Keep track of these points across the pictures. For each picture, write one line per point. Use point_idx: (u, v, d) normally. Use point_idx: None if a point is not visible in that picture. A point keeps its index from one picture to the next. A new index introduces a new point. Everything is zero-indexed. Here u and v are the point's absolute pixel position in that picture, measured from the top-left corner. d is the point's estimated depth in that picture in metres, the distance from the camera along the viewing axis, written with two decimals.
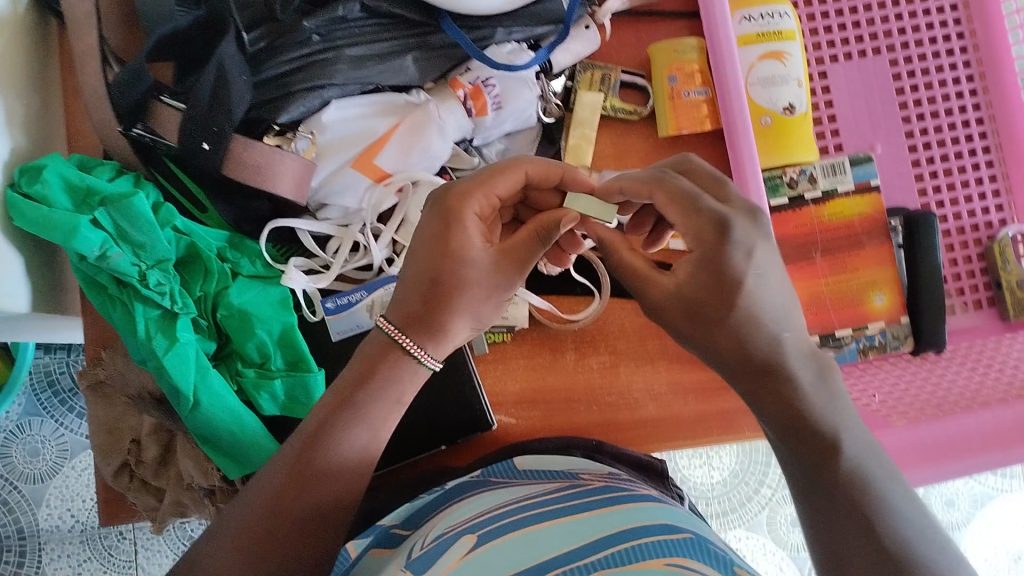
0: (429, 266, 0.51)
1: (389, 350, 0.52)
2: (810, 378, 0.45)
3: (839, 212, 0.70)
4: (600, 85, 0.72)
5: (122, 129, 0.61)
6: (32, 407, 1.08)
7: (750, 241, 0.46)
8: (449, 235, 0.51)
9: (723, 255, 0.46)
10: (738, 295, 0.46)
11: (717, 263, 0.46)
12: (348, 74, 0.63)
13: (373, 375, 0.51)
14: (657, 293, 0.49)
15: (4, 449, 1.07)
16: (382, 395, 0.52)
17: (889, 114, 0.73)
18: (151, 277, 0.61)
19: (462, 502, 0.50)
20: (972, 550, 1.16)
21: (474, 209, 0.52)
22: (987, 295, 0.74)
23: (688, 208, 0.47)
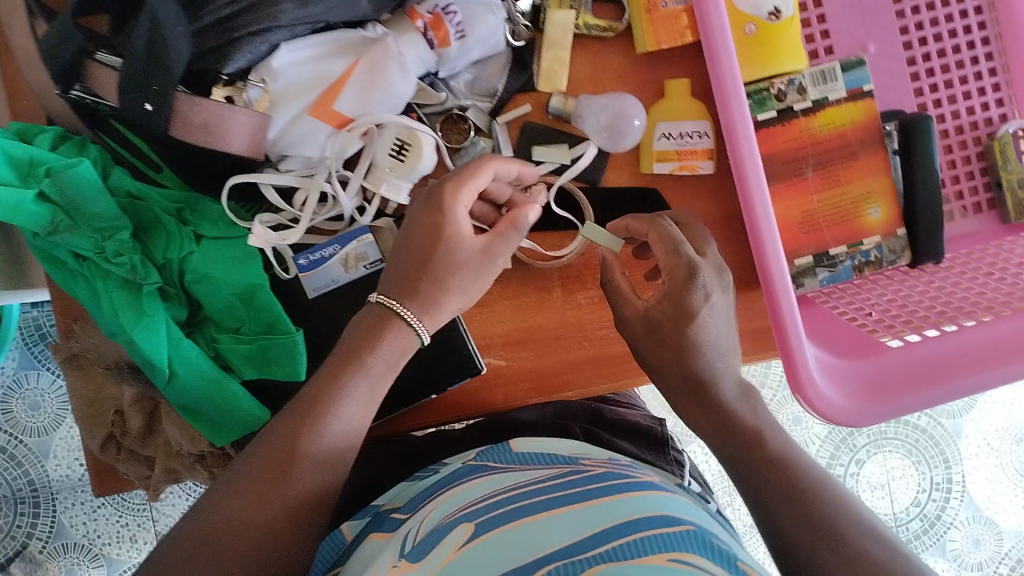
0: (424, 248, 0.55)
1: (385, 320, 0.54)
2: (736, 397, 0.54)
3: (831, 121, 0.66)
4: (571, 2, 0.66)
5: (60, 93, 0.56)
6: (27, 361, 1.07)
7: (711, 288, 0.54)
8: (440, 224, 0.54)
9: (687, 293, 0.53)
10: (690, 323, 0.53)
11: (678, 296, 0.54)
12: (294, 14, 0.58)
13: (377, 344, 0.54)
14: (630, 310, 0.57)
15: (4, 404, 1.06)
16: (384, 363, 0.54)
17: (882, 9, 0.69)
18: (109, 248, 0.58)
19: (459, 488, 0.49)
20: (973, 436, 1.18)
21: (463, 200, 0.55)
22: (987, 198, 0.71)
23: (670, 248, 0.55)
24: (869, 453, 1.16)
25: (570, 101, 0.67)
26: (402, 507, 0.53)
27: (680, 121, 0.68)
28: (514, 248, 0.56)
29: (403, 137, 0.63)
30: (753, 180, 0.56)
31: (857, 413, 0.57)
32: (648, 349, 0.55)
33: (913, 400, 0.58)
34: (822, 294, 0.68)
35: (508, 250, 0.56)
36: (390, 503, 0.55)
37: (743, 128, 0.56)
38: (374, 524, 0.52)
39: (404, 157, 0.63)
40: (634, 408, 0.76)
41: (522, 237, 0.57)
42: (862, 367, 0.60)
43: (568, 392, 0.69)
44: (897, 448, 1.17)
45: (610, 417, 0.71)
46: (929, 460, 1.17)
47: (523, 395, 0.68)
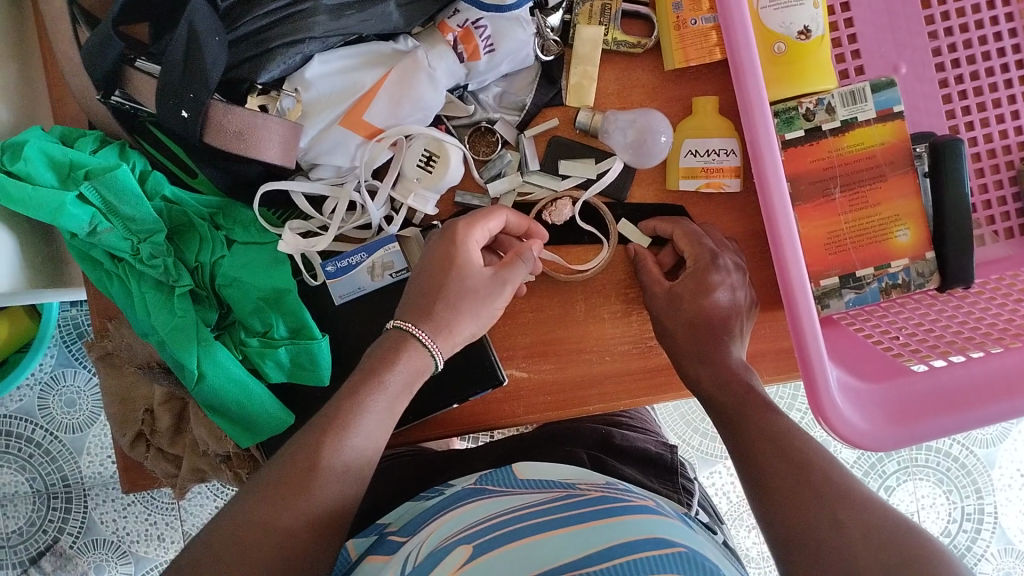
0: (437, 277, 0.58)
1: (403, 342, 0.56)
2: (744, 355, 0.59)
3: (860, 142, 0.66)
4: (600, 18, 0.67)
5: (101, 98, 0.59)
6: (65, 358, 1.10)
7: (730, 269, 0.62)
8: (453, 254, 0.58)
9: (708, 273, 0.61)
10: (705, 297, 0.60)
11: (700, 275, 0.61)
12: (327, 26, 0.59)
13: (394, 362, 0.55)
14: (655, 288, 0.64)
15: (41, 400, 1.09)
16: (401, 380, 0.55)
17: (914, 29, 0.70)
18: (144, 250, 0.59)
19: (459, 511, 0.49)
20: (1007, 467, 1.15)
21: (475, 235, 0.59)
22: (1019, 223, 0.71)
23: (694, 241, 0.64)
24: (899, 480, 1.14)
25: (597, 116, 0.67)
26: (398, 530, 0.53)
27: (706, 137, 0.68)
28: (523, 276, 0.59)
29: (431, 148, 0.64)
30: (778, 200, 0.56)
31: (880, 438, 0.57)
32: (668, 318, 0.62)
33: (934, 425, 0.57)
34: (847, 314, 0.68)
35: (517, 279, 0.60)
36: (394, 524, 0.55)
37: (769, 149, 0.56)
38: (373, 546, 0.53)
39: (432, 168, 0.64)
40: (648, 433, 0.76)
41: (528, 267, 0.60)
42: (884, 393, 0.59)
43: (586, 407, 0.69)
44: (928, 476, 1.14)
45: (620, 444, 0.69)
46: (960, 489, 1.14)
47: (542, 409, 0.69)
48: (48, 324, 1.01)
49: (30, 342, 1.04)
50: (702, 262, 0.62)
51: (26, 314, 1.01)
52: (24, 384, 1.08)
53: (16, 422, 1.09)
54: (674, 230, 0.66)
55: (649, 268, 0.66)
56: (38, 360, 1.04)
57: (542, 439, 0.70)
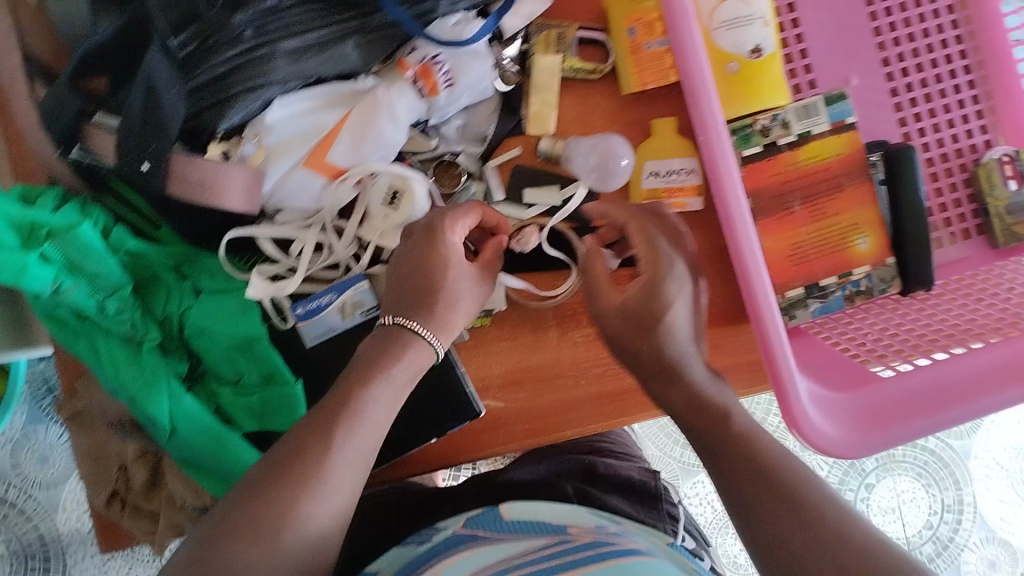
0: (424, 274, 0.58)
1: (403, 335, 0.57)
2: (703, 374, 0.54)
3: (816, 155, 0.67)
4: (557, 46, 0.68)
5: (61, 155, 0.58)
6: (35, 415, 1.07)
7: (684, 276, 0.56)
8: (437, 248, 0.58)
9: (663, 281, 0.55)
10: (664, 311, 0.54)
11: (654, 286, 0.55)
12: (287, 70, 0.60)
13: (400, 355, 0.56)
14: (605, 301, 0.58)
15: (13, 459, 1.07)
16: (406, 373, 0.56)
17: (862, 42, 0.72)
18: (110, 306, 0.59)
19: (451, 562, 0.49)
20: (981, 454, 1.17)
21: (458, 228, 0.58)
22: (975, 223, 0.72)
23: (647, 240, 0.57)
24: (878, 477, 1.16)
25: (559, 143, 0.68)
26: None
27: (667, 158, 0.69)
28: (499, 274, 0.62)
29: (396, 185, 0.64)
30: (737, 214, 0.57)
31: (854, 446, 0.58)
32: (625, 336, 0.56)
33: (910, 428, 0.58)
34: (816, 324, 0.69)
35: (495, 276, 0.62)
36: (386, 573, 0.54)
37: (725, 165, 0.57)
38: None
39: (397, 204, 0.64)
40: (630, 459, 0.77)
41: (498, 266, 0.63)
42: (856, 401, 0.60)
43: (569, 431, 0.69)
44: (907, 471, 1.16)
45: (604, 473, 0.71)
46: (940, 482, 1.16)
47: (522, 437, 0.69)
48: (16, 381, 0.99)
49: None
50: (660, 271, 0.55)
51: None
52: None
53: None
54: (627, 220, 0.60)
55: (598, 275, 0.59)
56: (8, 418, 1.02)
57: (528, 469, 0.70)
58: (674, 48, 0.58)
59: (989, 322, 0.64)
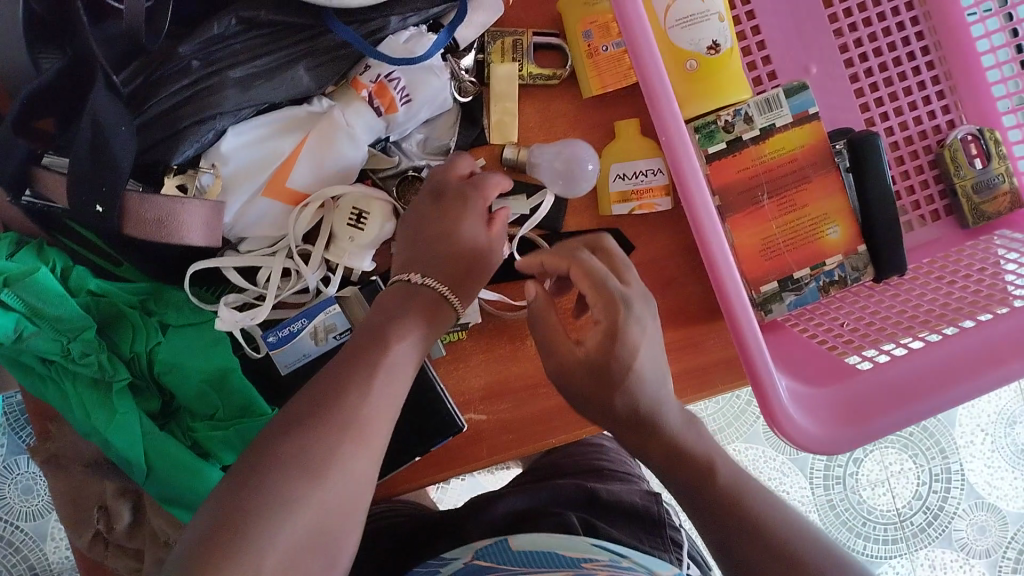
0: (449, 223, 0.58)
1: (426, 292, 0.56)
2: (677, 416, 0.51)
3: (781, 147, 0.67)
4: (513, 53, 0.67)
5: (12, 199, 0.57)
6: (15, 446, 1.06)
7: (645, 314, 0.51)
8: (470, 201, 0.59)
9: (624, 325, 0.50)
10: (631, 364, 0.49)
11: (615, 329, 0.50)
12: (238, 98, 0.59)
13: (425, 306, 0.56)
14: (565, 354, 0.53)
15: None
16: (429, 328, 0.55)
17: (819, 29, 0.71)
18: (75, 348, 0.57)
19: None
20: (965, 423, 1.18)
21: (488, 181, 0.60)
22: (943, 205, 0.73)
23: (595, 283, 0.51)
24: (866, 452, 1.16)
25: (523, 150, 0.67)
26: None
27: (632, 160, 0.68)
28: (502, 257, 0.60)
29: (360, 206, 0.63)
30: (703, 209, 0.56)
31: (833, 440, 0.57)
32: (593, 393, 0.51)
33: (891, 419, 0.57)
34: (790, 316, 0.69)
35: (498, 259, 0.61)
36: None
37: (687, 159, 0.56)
38: None
39: (363, 225, 0.63)
40: (630, 482, 0.76)
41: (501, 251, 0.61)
42: (835, 395, 0.60)
43: (548, 440, 0.69)
44: (893, 443, 1.17)
45: (605, 499, 0.70)
46: (927, 452, 1.17)
47: (506, 448, 0.68)
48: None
49: None
50: (617, 314, 0.50)
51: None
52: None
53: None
54: (570, 266, 0.54)
55: (553, 325, 0.54)
56: None
57: (526, 498, 0.70)
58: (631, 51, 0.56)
59: (962, 305, 0.64)
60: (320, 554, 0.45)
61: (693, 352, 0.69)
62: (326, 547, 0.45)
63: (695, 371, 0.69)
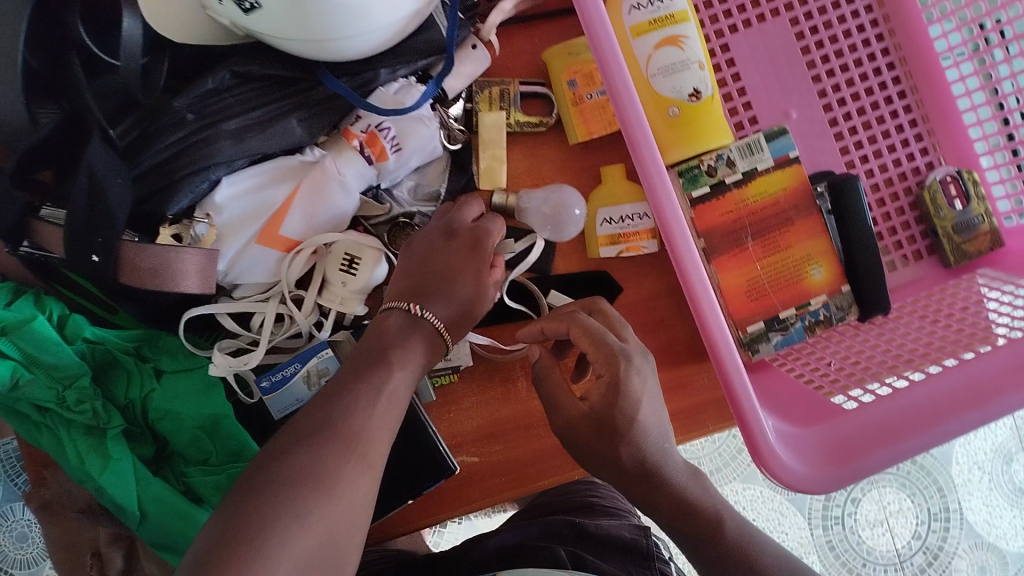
0: (459, 263, 0.59)
1: (419, 323, 0.57)
2: (678, 469, 0.52)
3: (763, 191, 0.68)
4: (500, 103, 0.69)
5: (9, 250, 0.58)
6: (9, 493, 1.05)
7: (644, 367, 0.53)
8: (481, 244, 0.60)
9: (626, 376, 0.51)
10: (633, 419, 0.51)
11: (617, 383, 0.51)
12: (232, 150, 0.60)
13: (417, 337, 0.56)
14: (566, 415, 0.53)
15: None
16: (421, 353, 0.56)
17: (797, 75, 0.73)
18: (70, 397, 0.58)
19: None
20: (962, 461, 1.17)
21: (494, 222, 0.62)
22: (925, 245, 0.74)
23: (596, 341, 0.53)
24: (863, 491, 1.16)
25: (511, 197, 0.68)
26: None
27: (618, 205, 0.70)
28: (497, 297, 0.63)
29: (351, 252, 0.64)
30: (685, 250, 0.57)
31: (821, 480, 0.58)
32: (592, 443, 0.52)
33: (875, 459, 0.58)
34: (778, 357, 0.69)
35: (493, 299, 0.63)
36: None
37: (669, 203, 0.57)
38: None
39: (355, 271, 0.64)
40: (622, 516, 0.76)
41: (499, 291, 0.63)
42: (821, 434, 0.60)
43: (542, 482, 0.69)
44: (891, 482, 1.16)
45: (594, 532, 0.70)
46: (924, 491, 1.16)
47: (498, 491, 0.68)
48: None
49: None
50: (619, 366, 0.51)
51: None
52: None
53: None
54: (568, 329, 0.55)
55: (558, 381, 0.55)
56: None
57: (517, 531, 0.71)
58: (611, 96, 0.58)
59: (943, 343, 0.65)
60: (327, 564, 0.45)
61: (683, 393, 0.69)
62: (333, 556, 0.45)
63: (684, 412, 0.70)
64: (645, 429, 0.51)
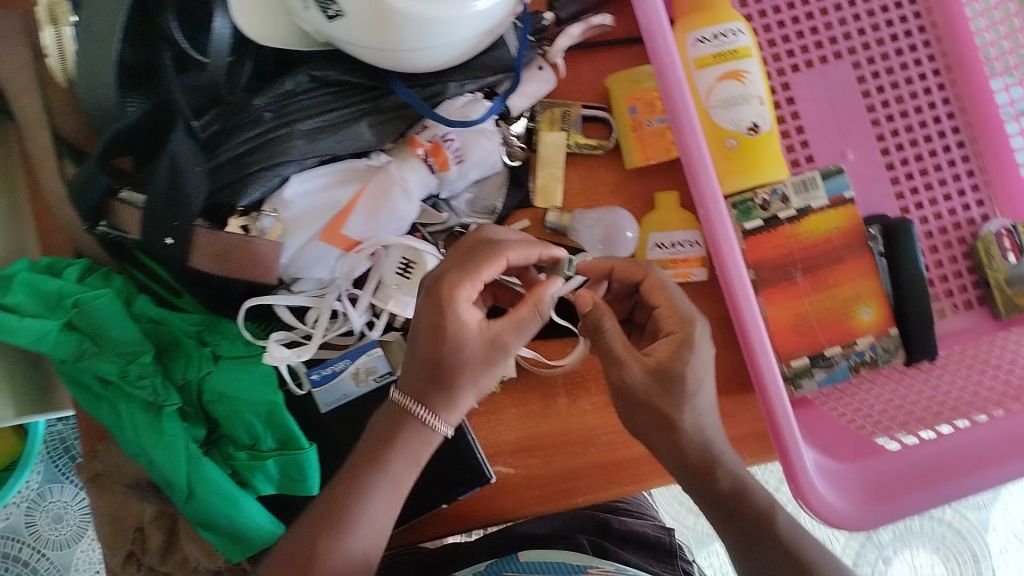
0: (431, 346, 0.54)
1: (399, 421, 0.56)
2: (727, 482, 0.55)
3: (816, 228, 0.69)
4: (561, 123, 0.71)
5: (87, 228, 0.61)
6: (51, 475, 1.09)
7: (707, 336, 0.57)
8: (442, 310, 0.54)
9: (697, 338, 0.56)
10: (694, 393, 0.55)
11: (686, 341, 0.55)
12: (304, 148, 0.63)
13: (393, 441, 0.56)
14: (622, 371, 0.54)
15: (28, 517, 1.08)
16: (402, 462, 0.56)
17: (856, 118, 0.74)
18: (132, 372, 0.61)
19: None
20: (1000, 529, 1.15)
21: (464, 294, 0.55)
22: (976, 294, 0.74)
23: (668, 296, 0.57)
24: (896, 551, 1.13)
25: (566, 215, 0.70)
26: None
27: (670, 230, 0.71)
28: (518, 341, 0.56)
29: (408, 257, 0.66)
30: (734, 274, 0.60)
31: (863, 516, 0.59)
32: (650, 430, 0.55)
33: (915, 500, 0.60)
34: (820, 394, 0.69)
35: (517, 341, 0.56)
36: None
37: (723, 231, 0.60)
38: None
39: (411, 274, 0.66)
40: (646, 517, 0.78)
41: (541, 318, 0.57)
42: (862, 471, 0.62)
43: (576, 499, 0.70)
44: (924, 544, 1.14)
45: (617, 527, 0.72)
46: (958, 556, 1.14)
47: (531, 503, 0.69)
48: (34, 442, 1.02)
49: (16, 460, 1.04)
50: (692, 327, 0.56)
51: (12, 433, 1.02)
52: (11, 502, 1.07)
53: (3, 542, 1.07)
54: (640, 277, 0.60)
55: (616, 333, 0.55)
56: (23, 479, 1.04)
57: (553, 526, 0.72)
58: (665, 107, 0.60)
59: (987, 398, 0.66)
60: None
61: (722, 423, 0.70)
62: None
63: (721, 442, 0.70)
64: (695, 396, 0.55)
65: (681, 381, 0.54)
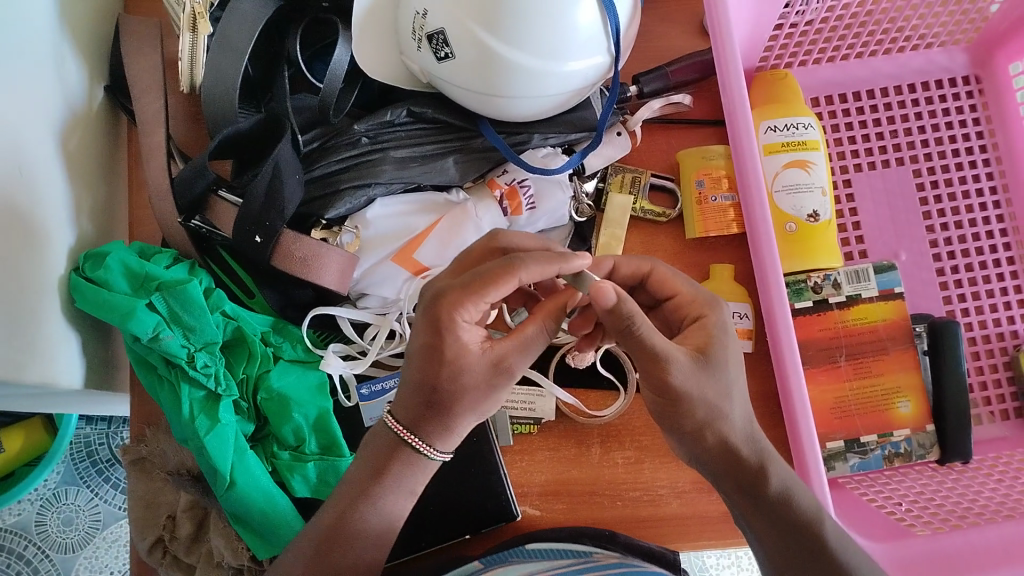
0: (428, 373, 0.51)
1: (397, 450, 0.53)
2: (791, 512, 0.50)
3: (863, 316, 0.72)
4: (630, 188, 0.75)
5: (182, 221, 0.65)
6: (70, 476, 1.10)
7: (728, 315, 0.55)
8: (441, 332, 0.50)
9: (721, 325, 0.53)
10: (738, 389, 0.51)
11: (709, 329, 0.52)
12: (393, 174, 0.67)
13: (382, 475, 0.54)
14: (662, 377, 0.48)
15: (40, 516, 1.09)
16: (393, 489, 0.54)
17: (912, 221, 0.77)
18: (199, 358, 0.64)
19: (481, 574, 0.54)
20: None
21: (465, 317, 0.50)
22: (1013, 405, 0.75)
23: (679, 283, 0.56)
24: None
25: None
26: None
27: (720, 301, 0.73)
28: (524, 364, 0.51)
29: None
30: (785, 343, 0.65)
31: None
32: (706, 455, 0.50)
33: None
34: (851, 480, 0.70)
35: (520, 366, 0.52)
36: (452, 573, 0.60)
37: (782, 316, 0.65)
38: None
39: None
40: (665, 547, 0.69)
41: (549, 337, 0.52)
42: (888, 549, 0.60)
43: None
44: None
45: (625, 541, 0.65)
46: None
47: None
48: (62, 440, 1.04)
49: (41, 457, 1.06)
50: (709, 313, 0.53)
51: (43, 427, 1.04)
52: (25, 498, 1.09)
53: (9, 537, 1.08)
54: (649, 269, 0.57)
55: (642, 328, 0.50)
56: (44, 476, 1.06)
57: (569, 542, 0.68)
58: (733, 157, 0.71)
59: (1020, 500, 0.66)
60: None
61: None
62: None
63: None
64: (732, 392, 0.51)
65: (722, 368, 0.50)
